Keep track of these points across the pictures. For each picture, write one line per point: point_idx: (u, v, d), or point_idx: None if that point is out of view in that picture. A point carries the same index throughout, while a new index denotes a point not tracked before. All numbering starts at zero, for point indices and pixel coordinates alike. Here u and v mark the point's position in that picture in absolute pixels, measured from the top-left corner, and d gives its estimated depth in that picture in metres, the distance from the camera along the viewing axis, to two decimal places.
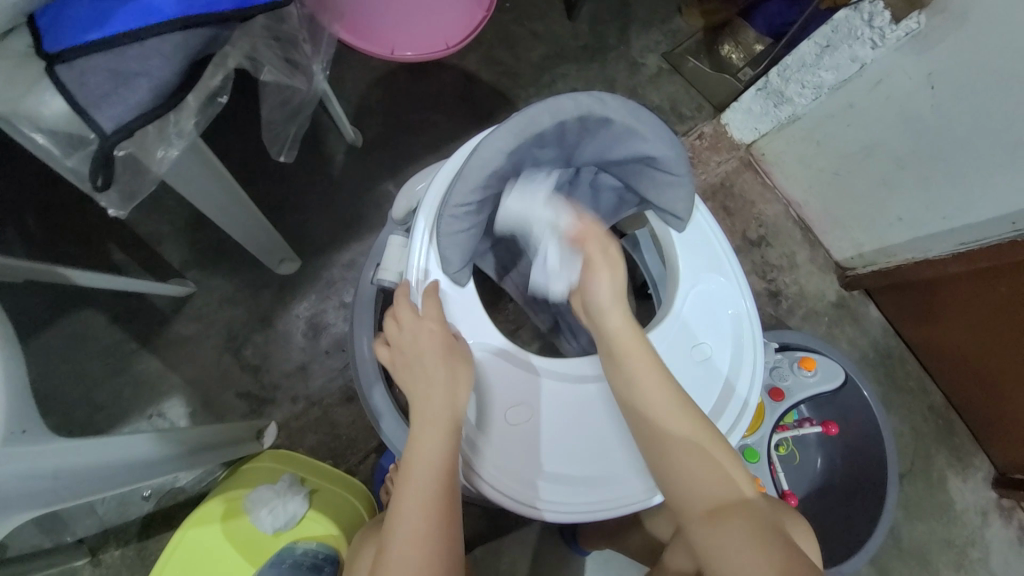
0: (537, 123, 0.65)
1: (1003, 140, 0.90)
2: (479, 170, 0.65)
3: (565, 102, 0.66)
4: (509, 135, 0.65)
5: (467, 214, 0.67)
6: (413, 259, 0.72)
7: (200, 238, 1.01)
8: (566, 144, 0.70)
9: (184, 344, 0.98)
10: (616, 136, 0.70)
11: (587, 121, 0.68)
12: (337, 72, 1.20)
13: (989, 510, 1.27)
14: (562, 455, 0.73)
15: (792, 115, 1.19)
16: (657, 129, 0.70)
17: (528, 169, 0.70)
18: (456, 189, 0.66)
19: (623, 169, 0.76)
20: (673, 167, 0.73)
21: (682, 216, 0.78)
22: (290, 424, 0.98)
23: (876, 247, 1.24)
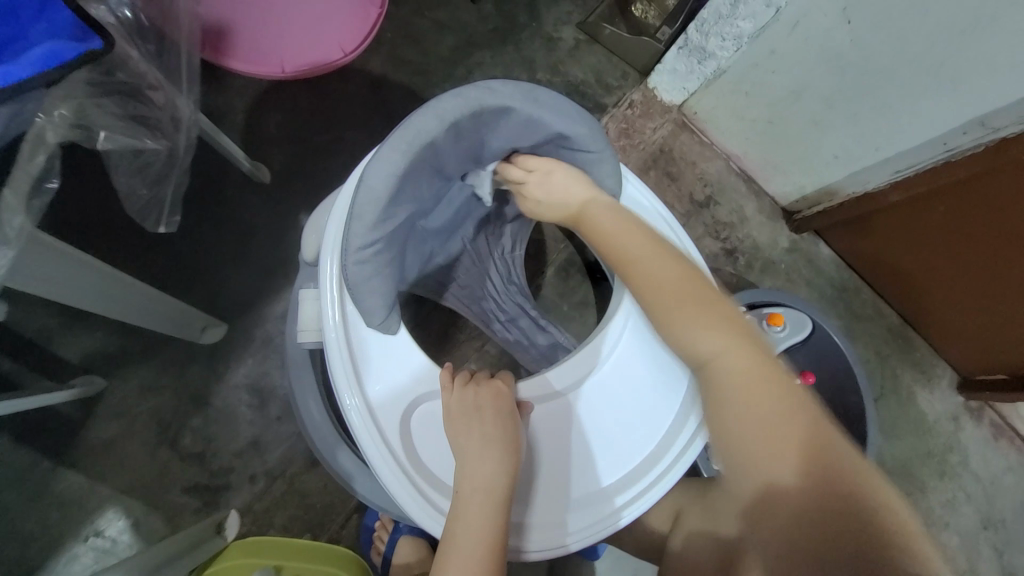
0: (424, 133, 0.56)
1: (921, 65, 0.90)
2: (371, 204, 0.56)
3: (448, 100, 0.57)
4: (395, 155, 0.56)
5: (373, 254, 0.59)
6: (325, 313, 0.63)
7: (102, 324, 0.89)
8: (464, 145, 0.62)
9: (109, 448, 0.86)
10: (520, 123, 0.62)
11: (481, 115, 0.59)
12: (225, 103, 1.06)
13: (960, 415, 1.34)
14: (577, 477, 0.68)
15: (717, 69, 1.16)
16: (561, 105, 0.62)
17: (431, 181, 0.63)
18: (351, 230, 0.57)
19: (536, 156, 0.69)
20: (588, 143, 0.66)
21: (613, 193, 0.71)
22: (255, 506, 0.88)
23: (817, 187, 1.25)
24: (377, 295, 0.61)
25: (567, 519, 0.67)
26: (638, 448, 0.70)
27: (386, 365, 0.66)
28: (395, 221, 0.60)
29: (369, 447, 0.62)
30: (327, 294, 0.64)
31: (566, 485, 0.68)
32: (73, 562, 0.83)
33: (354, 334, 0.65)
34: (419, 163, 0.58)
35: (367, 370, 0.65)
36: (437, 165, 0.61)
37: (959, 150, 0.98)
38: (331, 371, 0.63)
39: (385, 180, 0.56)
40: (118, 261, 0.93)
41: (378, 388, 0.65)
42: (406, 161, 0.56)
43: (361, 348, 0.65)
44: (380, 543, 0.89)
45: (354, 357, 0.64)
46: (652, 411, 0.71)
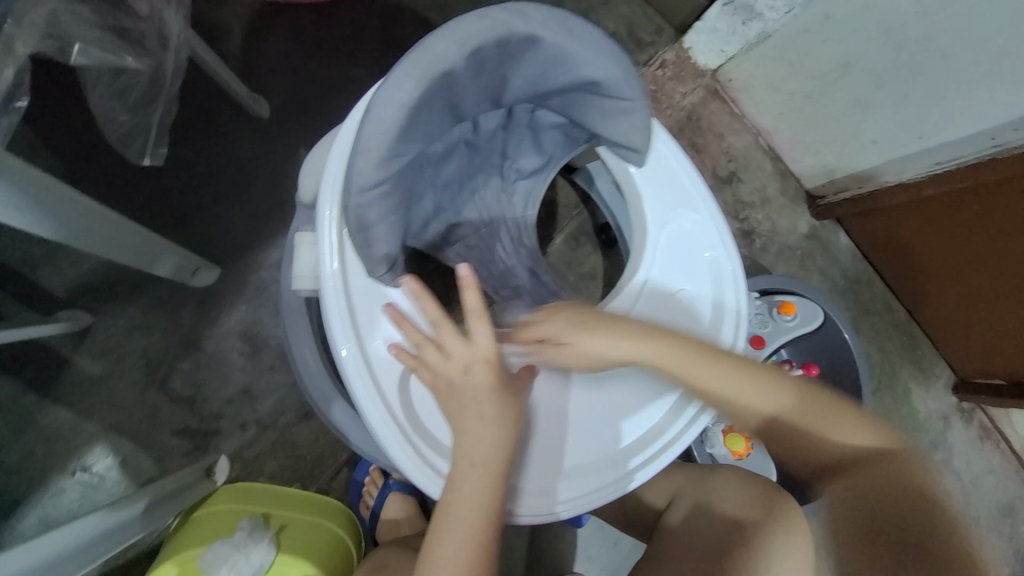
0: (442, 59, 0.51)
1: (988, 49, 0.82)
2: (378, 139, 0.51)
3: (470, 24, 0.51)
4: (408, 84, 0.50)
5: (377, 198, 0.54)
6: (323, 259, 0.59)
7: (88, 258, 0.84)
8: (484, 80, 0.56)
9: (96, 385, 0.84)
10: (547, 59, 0.56)
11: (507, 45, 0.53)
12: (221, 23, 0.96)
13: (950, 414, 1.35)
14: (575, 444, 0.67)
15: (761, 33, 1.07)
16: (594, 41, 0.56)
17: (443, 118, 0.57)
18: (354, 169, 0.52)
19: (560, 101, 0.63)
20: (622, 90, 0.60)
21: (640, 149, 0.65)
22: (243, 453, 0.88)
23: (848, 172, 1.18)
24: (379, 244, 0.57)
25: (559, 487, 0.66)
26: (642, 420, 0.69)
27: (385, 319, 0.62)
28: (403, 160, 0.54)
29: (362, 399, 0.59)
30: (325, 239, 0.59)
31: (562, 453, 0.67)
32: (61, 495, 0.83)
33: (353, 285, 0.61)
34: (434, 95, 0.53)
35: (366, 322, 0.62)
36: (452, 101, 0.56)
37: (1008, 146, 0.92)
38: (327, 321, 0.60)
39: (394, 111, 0.50)
40: (106, 191, 0.87)
41: (376, 342, 0.62)
42: (419, 91, 0.51)
43: (362, 302, 0.62)
44: (369, 498, 0.90)
45: (352, 308, 0.61)
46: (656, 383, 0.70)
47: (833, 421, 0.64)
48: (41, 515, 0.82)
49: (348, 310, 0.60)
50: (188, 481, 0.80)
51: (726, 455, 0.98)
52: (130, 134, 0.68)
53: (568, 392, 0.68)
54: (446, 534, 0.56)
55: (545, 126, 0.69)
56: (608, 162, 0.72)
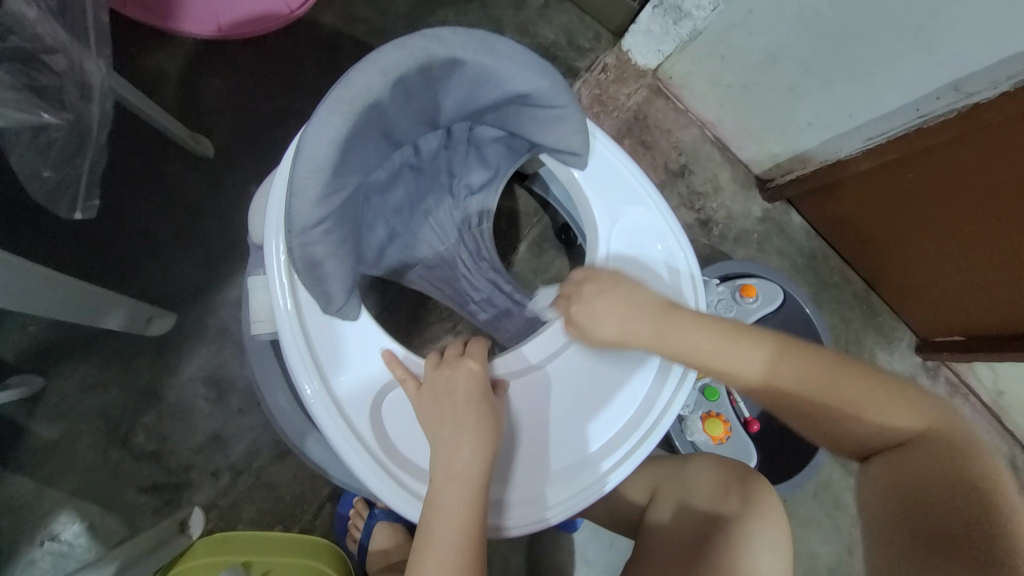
0: (367, 92, 0.51)
1: (900, 27, 0.87)
2: (314, 178, 0.51)
3: (391, 54, 0.51)
4: (336, 119, 0.50)
5: (322, 234, 0.54)
6: (277, 298, 0.59)
7: (32, 319, 0.81)
8: (414, 105, 0.56)
9: (55, 450, 0.80)
10: (473, 77, 0.57)
11: (431, 69, 0.54)
12: (155, 67, 0.95)
13: (916, 374, 1.41)
14: (557, 447, 0.67)
15: (693, 30, 1.11)
16: (517, 55, 0.57)
17: (379, 146, 0.57)
18: (294, 209, 0.51)
19: (495, 115, 0.64)
20: (552, 99, 0.61)
21: (579, 153, 0.67)
22: (220, 501, 0.85)
23: (790, 155, 1.23)
24: (331, 279, 0.56)
25: (546, 493, 0.65)
26: (617, 415, 0.69)
27: (347, 350, 0.62)
28: (344, 193, 0.54)
29: (333, 435, 0.59)
30: (276, 281, 0.59)
31: (545, 459, 0.67)
32: (26, 570, 0.78)
33: (310, 319, 0.60)
34: (365, 126, 0.53)
35: (328, 355, 0.61)
36: (386, 128, 0.56)
37: (932, 116, 0.98)
38: (289, 362, 0.59)
39: (326, 147, 0.50)
40: (48, 248, 0.84)
41: (339, 374, 0.61)
42: (348, 125, 0.51)
43: (323, 336, 0.61)
44: (355, 531, 0.88)
45: (312, 343, 0.60)
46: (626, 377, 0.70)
47: (856, 392, 0.59)
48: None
49: (309, 344, 0.60)
50: (158, 541, 0.76)
51: (707, 441, 1.00)
52: (56, 191, 0.65)
53: (542, 398, 0.68)
54: (432, 558, 0.55)
55: (484, 140, 0.70)
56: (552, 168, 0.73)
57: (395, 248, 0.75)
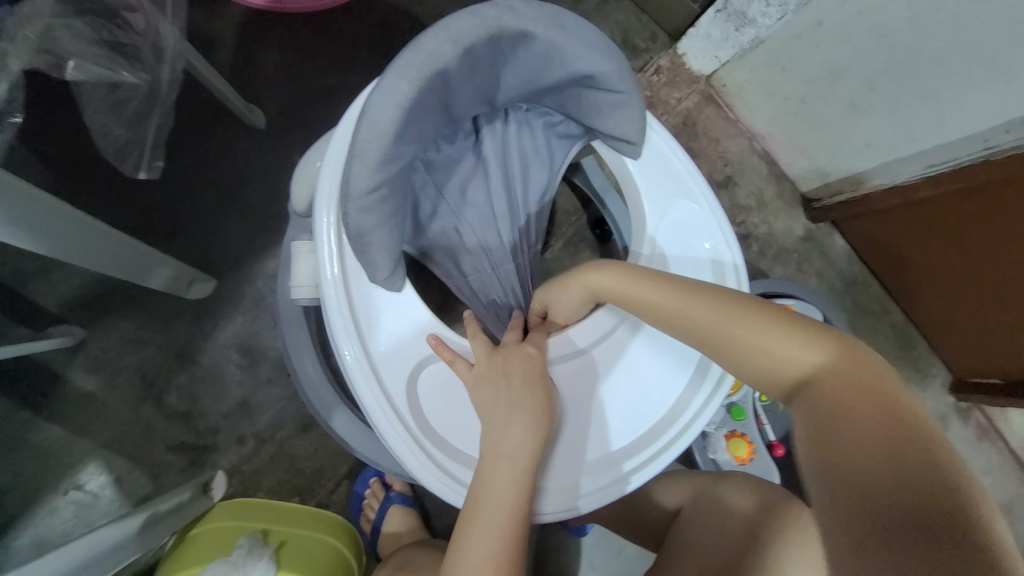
0: (437, 58, 0.50)
1: (979, 53, 0.83)
2: (376, 141, 0.50)
3: (462, 22, 0.51)
4: (403, 84, 0.50)
5: (377, 201, 0.53)
6: (325, 264, 0.58)
7: (79, 272, 0.83)
8: (478, 77, 0.56)
9: (89, 401, 0.82)
10: (540, 54, 0.56)
11: (499, 41, 0.53)
12: (215, 33, 0.96)
13: (948, 414, 1.38)
14: (596, 434, 0.67)
15: (754, 39, 1.08)
16: (587, 35, 0.56)
17: (439, 114, 0.56)
18: (352, 173, 0.51)
19: (554, 97, 0.63)
20: (615, 84, 0.60)
21: (636, 142, 0.65)
22: (241, 467, 0.86)
23: (843, 175, 1.19)
24: (380, 250, 0.56)
25: (580, 482, 0.65)
26: (652, 413, 0.68)
27: (388, 324, 0.62)
28: (400, 163, 0.54)
29: (371, 406, 0.59)
30: (325, 247, 0.58)
31: (583, 446, 0.66)
32: (54, 514, 0.81)
33: (358, 292, 0.60)
34: (429, 94, 0.52)
35: (371, 329, 0.61)
36: (447, 100, 0.55)
37: (1000, 148, 0.93)
38: (332, 329, 0.59)
39: (390, 112, 0.50)
40: (100, 204, 0.86)
41: (380, 347, 0.61)
42: (414, 91, 0.50)
43: (366, 310, 0.61)
44: (370, 511, 0.89)
45: (357, 312, 0.60)
46: (659, 377, 0.69)
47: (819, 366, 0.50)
48: (33, 535, 0.80)
49: (351, 314, 0.59)
50: (180, 501, 0.78)
51: (730, 460, 0.98)
52: (126, 149, 0.67)
53: (582, 392, 0.67)
54: (474, 530, 0.54)
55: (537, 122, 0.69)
56: (605, 157, 0.71)
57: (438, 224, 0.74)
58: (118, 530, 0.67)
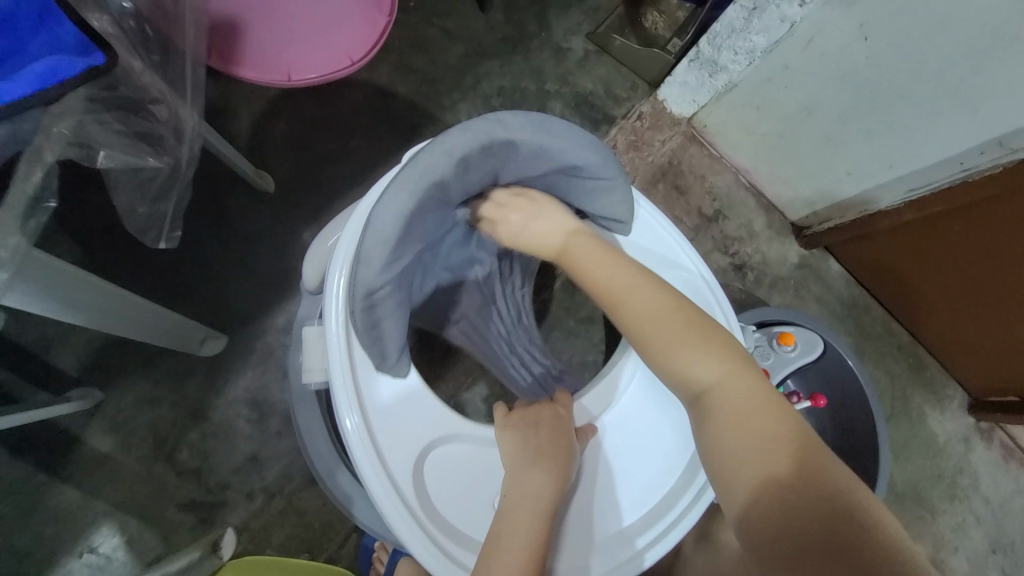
0: (434, 171, 0.53)
1: (942, 83, 0.88)
2: (380, 248, 0.53)
3: (457, 136, 0.54)
4: (403, 195, 0.52)
5: (384, 298, 0.56)
6: (331, 355, 0.60)
7: (99, 336, 0.87)
8: (474, 178, 0.59)
9: (103, 462, 0.84)
10: (530, 155, 0.60)
11: (492, 148, 0.57)
12: (229, 111, 1.05)
13: (970, 435, 1.36)
14: (609, 512, 0.67)
15: (728, 83, 1.15)
16: (572, 134, 0.61)
17: (438, 217, 0.59)
18: (360, 275, 0.54)
19: (544, 185, 0.67)
20: (600, 171, 0.64)
21: (623, 219, 0.70)
22: (251, 524, 0.86)
23: (828, 203, 1.22)
24: (386, 340, 0.60)
25: (590, 562, 0.64)
26: (659, 483, 0.68)
27: (400, 412, 0.63)
28: (404, 261, 0.56)
29: (380, 495, 0.59)
30: (333, 337, 0.61)
31: (592, 523, 0.66)
32: None
33: (362, 375, 0.62)
34: (428, 202, 0.55)
35: (378, 413, 0.62)
36: (446, 200, 0.58)
37: (976, 170, 0.96)
38: (339, 418, 0.60)
39: (393, 221, 0.52)
40: (122, 271, 0.92)
41: (391, 437, 0.62)
42: (415, 201, 0.53)
43: (373, 397, 0.62)
44: (380, 563, 0.87)
45: (363, 400, 0.61)
46: (668, 445, 0.69)
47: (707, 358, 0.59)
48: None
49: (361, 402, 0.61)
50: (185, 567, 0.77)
51: None
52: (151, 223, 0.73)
53: (597, 457, 0.68)
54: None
55: None
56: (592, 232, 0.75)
57: (443, 294, 0.76)
58: None
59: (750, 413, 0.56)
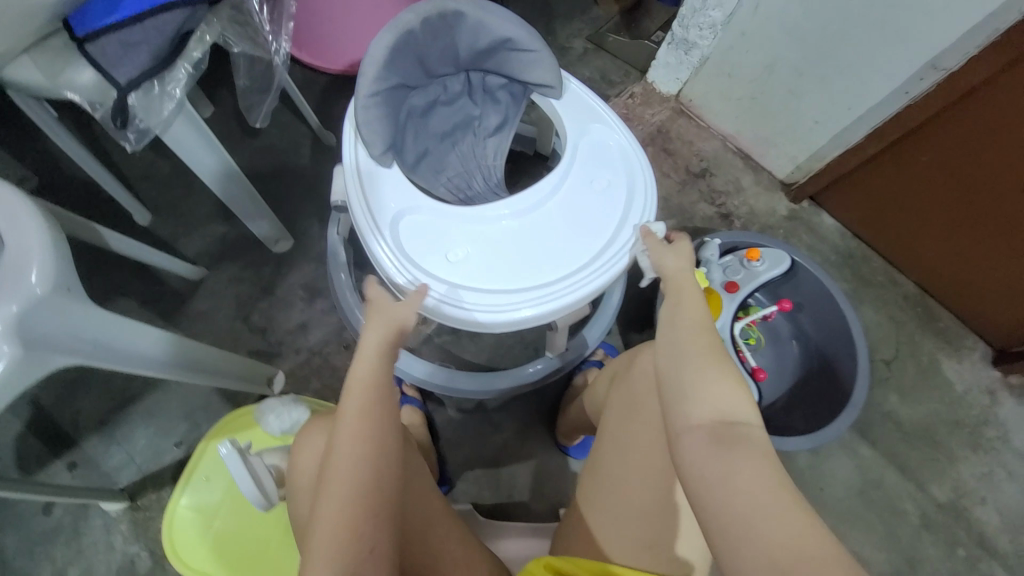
0: (405, 23, 0.75)
1: (869, 24, 1.04)
2: (371, 72, 0.76)
3: (422, 4, 0.76)
4: (385, 36, 0.75)
5: (375, 109, 0.77)
6: (346, 156, 0.81)
7: (208, 233, 1.20)
8: (439, 43, 0.80)
9: (201, 317, 1.14)
10: (473, 25, 0.79)
11: (445, 16, 0.77)
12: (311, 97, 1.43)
13: (1000, 391, 1.28)
14: (535, 273, 0.77)
15: (702, 57, 1.36)
16: (503, 10, 0.79)
17: (411, 70, 0.80)
18: (359, 93, 0.76)
19: (493, 61, 0.85)
20: (527, 43, 0.81)
21: (554, 85, 0.84)
22: (296, 373, 1.11)
23: (807, 155, 1.35)
24: (374, 137, 0.78)
25: (515, 306, 0.75)
26: (584, 255, 0.78)
27: (386, 195, 0.80)
28: (390, 89, 0.79)
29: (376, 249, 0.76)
30: (346, 145, 0.81)
31: (522, 278, 0.76)
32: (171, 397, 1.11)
33: (362, 171, 0.80)
34: (403, 48, 0.77)
35: (374, 194, 0.79)
36: (418, 56, 0.80)
37: (919, 94, 1.09)
38: (349, 199, 0.79)
39: (380, 55, 0.75)
40: None
41: (384, 214, 0.78)
42: (393, 40, 0.75)
43: (371, 184, 0.80)
44: None
45: (363, 183, 0.80)
46: (589, 228, 0.79)
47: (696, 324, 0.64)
48: (150, 411, 1.10)
49: (365, 185, 0.80)
50: (251, 374, 1.00)
51: None
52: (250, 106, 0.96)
53: (529, 234, 0.79)
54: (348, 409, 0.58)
55: (494, 87, 0.89)
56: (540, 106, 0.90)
57: (431, 153, 0.92)
58: (196, 376, 0.84)
59: (714, 371, 0.60)
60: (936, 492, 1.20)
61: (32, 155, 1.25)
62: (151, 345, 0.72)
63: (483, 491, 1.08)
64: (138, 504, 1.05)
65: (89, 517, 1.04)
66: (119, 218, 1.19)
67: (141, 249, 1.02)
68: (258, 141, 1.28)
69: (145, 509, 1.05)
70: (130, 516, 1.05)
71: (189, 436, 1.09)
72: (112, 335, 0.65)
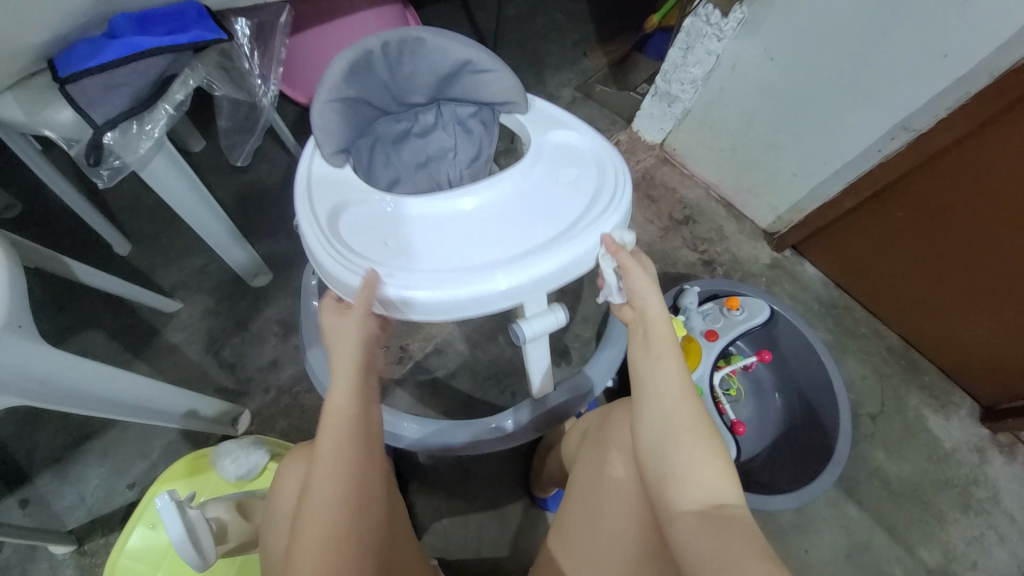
0: (362, 48, 0.74)
1: (840, 84, 1.08)
2: (326, 95, 0.74)
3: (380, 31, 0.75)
4: (340, 60, 0.73)
5: (329, 130, 0.74)
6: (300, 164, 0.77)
7: (188, 265, 1.20)
8: (399, 71, 0.78)
9: (171, 351, 1.12)
10: (434, 52, 0.77)
11: (403, 42, 0.75)
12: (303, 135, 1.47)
13: (988, 449, 1.25)
14: (483, 261, 0.69)
15: (684, 110, 1.41)
16: (463, 39, 0.78)
17: (371, 96, 0.78)
18: (314, 114, 0.74)
19: (458, 89, 0.82)
20: (488, 66, 0.79)
21: (516, 101, 0.81)
22: (263, 412, 1.07)
23: (787, 206, 1.37)
24: (326, 142, 0.75)
25: (456, 295, 0.67)
26: (539, 245, 0.70)
27: (335, 192, 0.75)
28: (348, 114, 0.76)
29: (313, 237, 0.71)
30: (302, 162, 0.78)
31: (468, 267, 0.69)
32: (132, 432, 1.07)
33: (312, 171, 0.77)
34: (361, 73, 0.75)
35: (321, 188, 0.76)
36: (378, 82, 0.77)
37: (893, 151, 1.11)
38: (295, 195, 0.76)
39: (335, 76, 0.73)
40: None
41: (331, 209, 0.74)
42: (348, 64, 0.73)
43: (320, 182, 0.76)
44: None
45: (311, 183, 0.76)
46: (548, 221, 0.72)
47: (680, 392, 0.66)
48: (109, 448, 1.06)
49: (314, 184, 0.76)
50: (218, 415, 0.97)
51: None
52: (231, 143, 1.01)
53: (483, 229, 0.73)
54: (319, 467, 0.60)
55: (463, 116, 0.87)
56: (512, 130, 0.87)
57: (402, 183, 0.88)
58: (154, 412, 0.82)
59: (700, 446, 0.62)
60: (925, 556, 1.14)
61: (20, 184, 1.26)
62: (107, 384, 0.70)
63: (451, 544, 1.03)
64: (83, 549, 0.99)
65: (30, 561, 0.98)
66: (100, 247, 1.20)
67: (115, 282, 1.01)
68: (246, 177, 1.30)
69: (91, 555, 0.99)
70: (75, 562, 0.98)
71: (147, 475, 1.04)
72: (62, 376, 0.63)
